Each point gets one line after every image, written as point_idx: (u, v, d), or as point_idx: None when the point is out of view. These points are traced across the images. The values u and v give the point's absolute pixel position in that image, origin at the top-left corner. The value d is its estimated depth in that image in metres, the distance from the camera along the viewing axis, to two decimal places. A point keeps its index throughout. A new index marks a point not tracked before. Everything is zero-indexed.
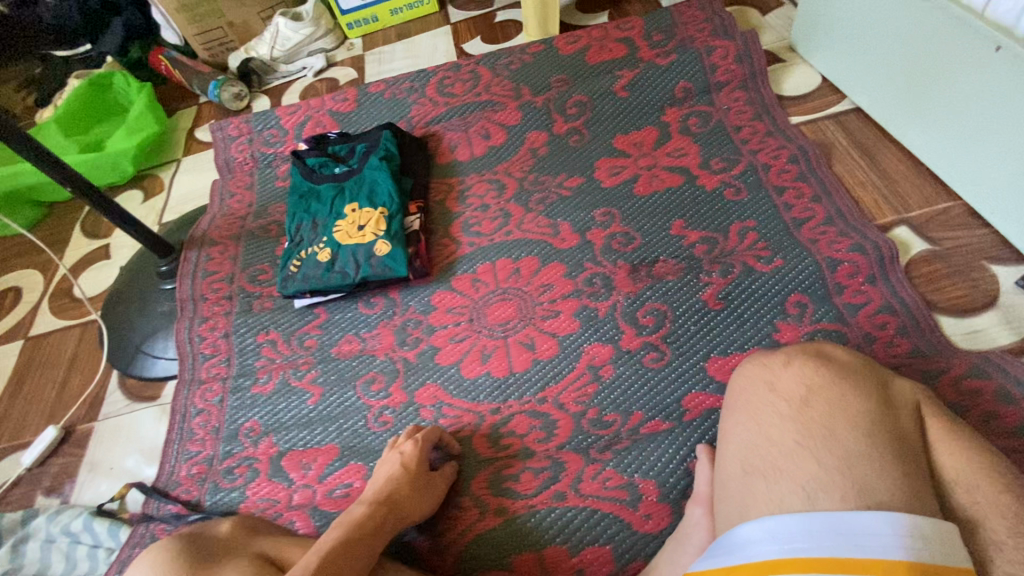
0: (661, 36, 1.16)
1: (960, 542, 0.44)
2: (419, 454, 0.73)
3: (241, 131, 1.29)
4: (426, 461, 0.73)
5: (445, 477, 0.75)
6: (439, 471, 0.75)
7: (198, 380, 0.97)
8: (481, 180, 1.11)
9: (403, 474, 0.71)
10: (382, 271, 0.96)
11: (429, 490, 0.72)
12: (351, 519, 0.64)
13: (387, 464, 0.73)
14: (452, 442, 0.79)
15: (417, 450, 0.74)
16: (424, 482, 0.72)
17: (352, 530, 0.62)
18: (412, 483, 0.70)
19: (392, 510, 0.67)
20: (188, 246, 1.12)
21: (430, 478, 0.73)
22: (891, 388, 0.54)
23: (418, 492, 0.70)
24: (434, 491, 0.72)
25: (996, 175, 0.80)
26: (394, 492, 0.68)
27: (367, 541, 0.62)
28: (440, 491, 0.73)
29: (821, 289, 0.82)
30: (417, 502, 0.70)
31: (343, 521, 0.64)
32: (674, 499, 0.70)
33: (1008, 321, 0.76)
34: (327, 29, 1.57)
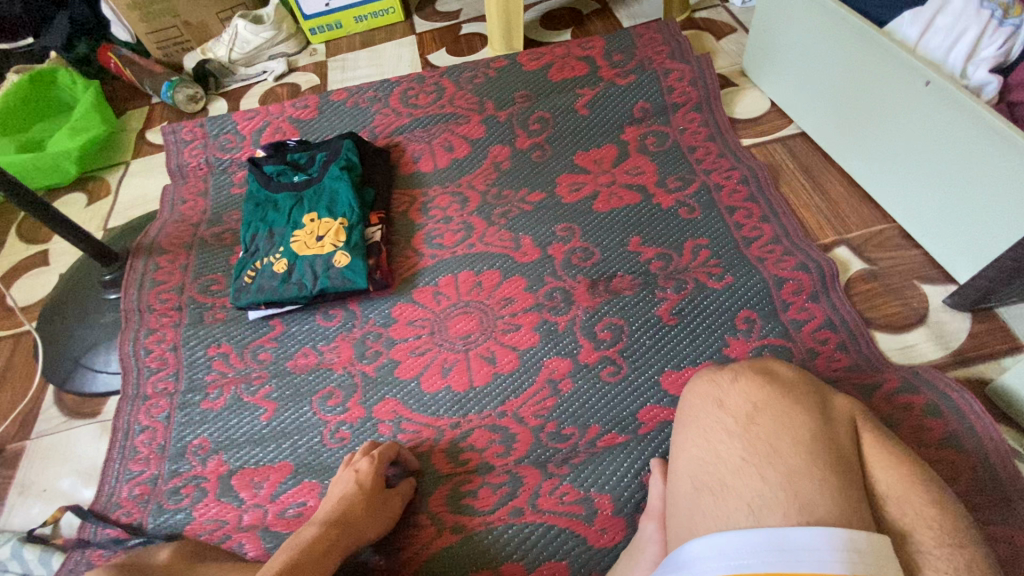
0: (621, 56, 1.20)
1: (892, 553, 0.46)
2: (375, 472, 0.72)
3: (195, 135, 1.25)
4: (383, 480, 0.72)
5: (403, 495, 0.74)
6: (398, 489, 0.74)
7: (142, 396, 0.93)
8: (444, 192, 1.11)
9: (359, 493, 0.69)
10: (341, 282, 0.94)
11: (385, 509, 0.71)
12: (301, 542, 0.62)
13: (342, 483, 0.72)
14: (412, 459, 0.78)
15: (373, 468, 0.72)
16: (379, 501, 0.70)
17: (300, 555, 0.60)
18: (367, 502, 0.69)
19: (345, 531, 0.65)
20: (135, 255, 1.07)
21: (387, 497, 0.71)
22: (830, 404, 0.57)
23: (373, 512, 0.69)
24: (390, 509, 0.71)
25: (929, 199, 0.85)
26: (347, 513, 0.67)
27: (316, 566, 0.60)
28: (397, 509, 0.72)
29: (768, 306, 0.86)
30: (372, 521, 0.69)
31: (292, 545, 0.62)
32: (629, 512, 0.71)
33: (935, 337, 0.81)
34: (289, 34, 1.55)
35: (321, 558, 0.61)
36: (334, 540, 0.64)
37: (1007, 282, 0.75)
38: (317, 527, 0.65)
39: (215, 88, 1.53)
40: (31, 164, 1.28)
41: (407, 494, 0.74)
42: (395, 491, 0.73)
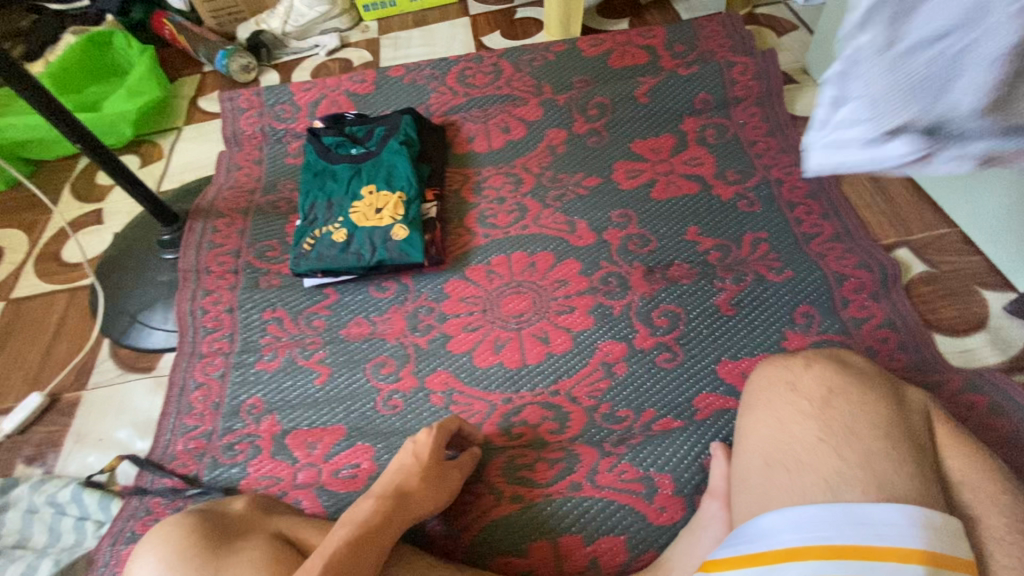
0: (683, 46, 1.19)
1: (964, 536, 0.47)
2: (433, 445, 0.71)
3: (252, 104, 1.26)
4: (441, 451, 0.72)
5: (463, 465, 0.74)
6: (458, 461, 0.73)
7: (198, 354, 0.95)
8: (499, 173, 1.12)
9: (417, 466, 0.69)
10: (398, 254, 0.95)
11: (444, 482, 0.71)
12: (361, 515, 0.62)
13: (409, 451, 0.71)
14: (473, 430, 0.79)
15: (431, 440, 0.72)
16: (437, 473, 0.70)
17: (361, 528, 0.60)
18: (425, 473, 0.69)
19: (404, 502, 0.66)
20: (193, 217, 1.08)
21: (444, 470, 0.71)
22: (903, 393, 0.57)
23: (431, 484, 0.69)
24: (449, 483, 0.71)
25: (994, 206, 0.85)
26: (404, 483, 0.68)
27: (376, 544, 0.60)
28: (457, 482, 0.72)
29: (828, 301, 0.86)
30: (430, 493, 0.69)
31: (352, 519, 0.61)
32: (688, 494, 0.71)
33: (996, 343, 0.81)
34: (343, 10, 1.56)
35: (381, 533, 0.61)
36: (394, 511, 0.64)
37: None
38: (375, 498, 0.65)
39: (268, 59, 1.55)
40: (89, 123, 1.30)
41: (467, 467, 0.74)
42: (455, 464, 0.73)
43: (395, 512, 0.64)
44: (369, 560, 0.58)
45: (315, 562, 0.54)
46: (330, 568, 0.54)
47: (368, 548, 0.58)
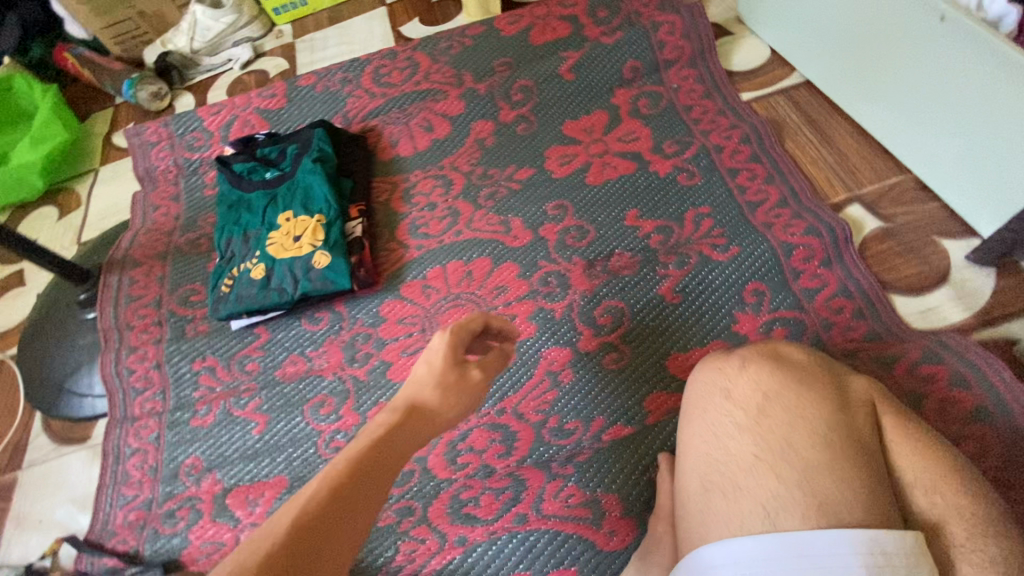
0: (606, 11, 1.09)
1: (923, 552, 0.43)
2: (447, 347, 0.55)
3: (160, 136, 1.18)
4: (460, 355, 0.56)
5: (486, 369, 0.56)
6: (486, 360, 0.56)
7: (130, 418, 0.90)
8: (427, 176, 1.05)
9: (430, 378, 0.54)
10: (323, 284, 0.89)
11: (466, 388, 0.54)
12: (361, 442, 0.48)
13: (422, 363, 0.55)
14: (508, 325, 0.61)
15: (449, 346, 0.55)
16: (457, 378, 0.54)
17: (352, 462, 0.46)
18: (441, 384, 0.53)
19: (414, 422, 0.51)
20: (108, 271, 1.02)
21: (464, 371, 0.54)
22: (846, 386, 0.52)
23: (447, 394, 0.53)
24: (472, 390, 0.54)
25: (948, 148, 0.78)
26: (414, 395, 0.53)
27: (371, 482, 0.46)
28: (483, 387, 0.55)
29: (778, 275, 0.80)
30: (447, 404, 0.53)
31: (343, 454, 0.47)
32: (638, 512, 0.67)
33: (959, 297, 0.75)
34: (251, 16, 1.45)
35: (378, 466, 0.47)
36: (398, 433, 0.50)
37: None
38: (383, 415, 0.51)
39: (180, 82, 1.45)
40: None
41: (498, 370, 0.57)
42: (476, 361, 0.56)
43: (401, 436, 0.50)
44: (357, 507, 0.44)
45: (285, 512, 0.42)
46: (297, 524, 0.41)
47: (358, 488, 0.45)
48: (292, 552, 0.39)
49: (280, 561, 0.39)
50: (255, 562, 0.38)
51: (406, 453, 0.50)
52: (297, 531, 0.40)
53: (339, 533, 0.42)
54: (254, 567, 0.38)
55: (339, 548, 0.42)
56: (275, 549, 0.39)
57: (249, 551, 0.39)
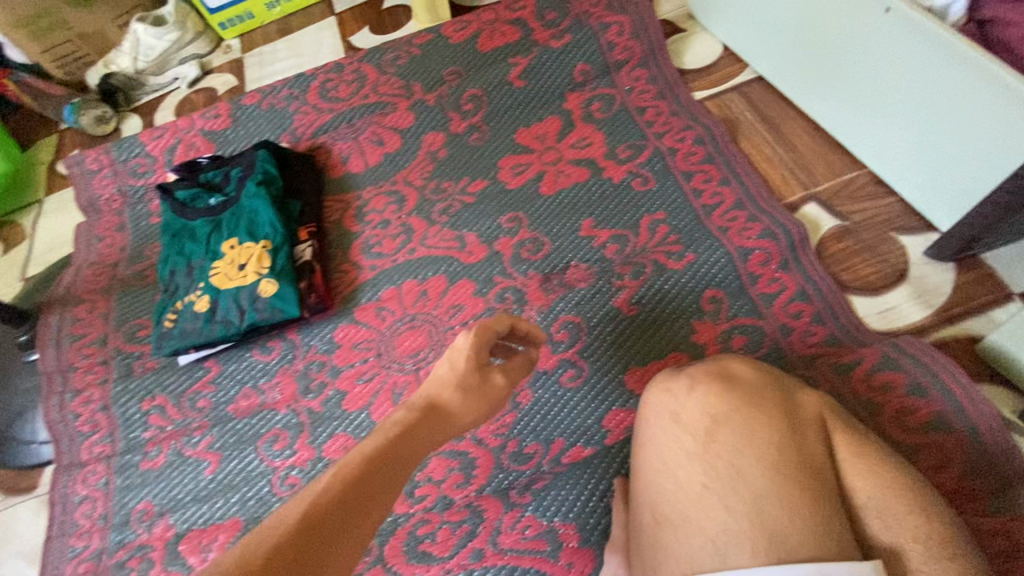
0: (555, 13, 1.07)
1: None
2: (473, 350, 0.55)
3: (101, 164, 1.13)
4: (485, 358, 0.56)
5: (509, 375, 0.57)
6: (507, 364, 0.57)
7: (78, 464, 0.86)
8: (379, 193, 1.01)
9: (451, 378, 0.54)
10: (271, 313, 0.86)
11: (485, 392, 0.55)
12: (379, 439, 0.48)
13: (445, 362, 0.56)
14: (533, 329, 0.61)
15: (472, 345, 0.55)
16: (477, 381, 0.54)
17: (371, 454, 0.47)
18: (461, 385, 0.54)
19: (429, 423, 0.51)
20: (49, 310, 0.98)
21: (487, 376, 0.55)
22: (797, 403, 0.50)
23: (467, 396, 0.54)
24: (490, 393, 0.55)
25: (901, 141, 0.77)
26: (433, 394, 0.53)
27: (384, 481, 0.46)
28: (502, 393, 0.56)
29: (735, 281, 0.78)
30: (465, 406, 0.53)
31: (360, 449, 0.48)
32: (596, 541, 0.65)
33: (917, 295, 0.74)
34: (196, 32, 1.40)
35: (392, 465, 0.47)
36: (414, 433, 0.50)
37: (1009, 216, 0.66)
38: (401, 413, 0.52)
39: (127, 103, 1.40)
40: None
41: (518, 377, 0.58)
42: (496, 367, 0.56)
43: (416, 436, 0.50)
44: (368, 505, 0.44)
45: (299, 504, 0.42)
46: (309, 517, 0.41)
47: (371, 485, 0.45)
48: (302, 544, 0.39)
49: (289, 551, 0.38)
50: (265, 551, 0.38)
51: (419, 454, 0.50)
52: (309, 524, 0.41)
53: (350, 527, 0.42)
54: (263, 558, 0.38)
55: (350, 544, 0.41)
56: (285, 541, 0.39)
57: (261, 539, 0.39)
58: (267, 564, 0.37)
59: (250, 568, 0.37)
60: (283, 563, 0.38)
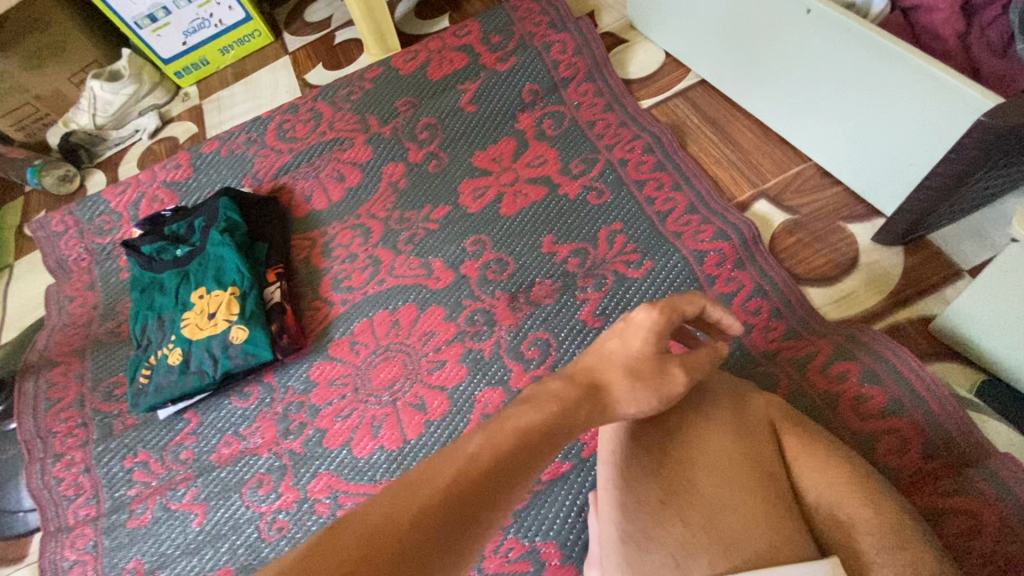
0: (500, 37, 1.10)
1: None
2: (657, 333, 0.48)
3: (67, 225, 1.14)
4: (665, 346, 0.49)
5: (691, 369, 0.49)
6: (690, 357, 0.49)
7: (65, 529, 0.86)
8: (345, 227, 1.03)
9: (623, 357, 0.48)
10: (244, 359, 0.87)
11: (660, 385, 0.47)
12: (543, 406, 0.45)
13: (619, 338, 0.50)
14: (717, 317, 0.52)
15: (654, 327, 0.49)
16: (654, 370, 0.47)
17: (529, 425, 0.43)
18: (635, 369, 0.47)
19: (591, 402, 0.46)
20: (24, 377, 0.98)
21: (666, 367, 0.47)
22: (747, 408, 0.52)
23: (639, 383, 0.47)
24: (666, 385, 0.47)
25: (839, 133, 0.78)
26: (601, 373, 0.47)
27: (542, 453, 0.43)
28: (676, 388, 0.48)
29: (693, 284, 0.80)
30: (634, 393, 0.47)
31: (516, 415, 0.44)
32: (578, 556, 0.66)
33: (869, 281, 0.76)
34: (153, 83, 1.42)
35: (550, 442, 0.43)
36: (576, 409, 0.45)
37: (944, 200, 0.68)
38: (563, 382, 0.47)
39: (90, 159, 1.40)
40: None
41: (699, 370, 0.49)
42: (678, 357, 0.48)
43: (575, 417, 0.45)
44: (518, 481, 0.41)
45: (452, 458, 0.40)
46: (462, 482, 0.38)
47: (525, 462, 0.41)
48: (451, 508, 0.37)
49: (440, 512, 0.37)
50: (416, 508, 0.36)
51: (580, 430, 0.46)
52: (463, 489, 0.38)
53: (497, 501, 0.39)
54: (419, 509, 0.36)
55: (494, 517, 0.39)
56: (436, 503, 0.37)
57: (412, 490, 0.37)
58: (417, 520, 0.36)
59: (403, 523, 0.35)
60: (434, 524, 0.36)
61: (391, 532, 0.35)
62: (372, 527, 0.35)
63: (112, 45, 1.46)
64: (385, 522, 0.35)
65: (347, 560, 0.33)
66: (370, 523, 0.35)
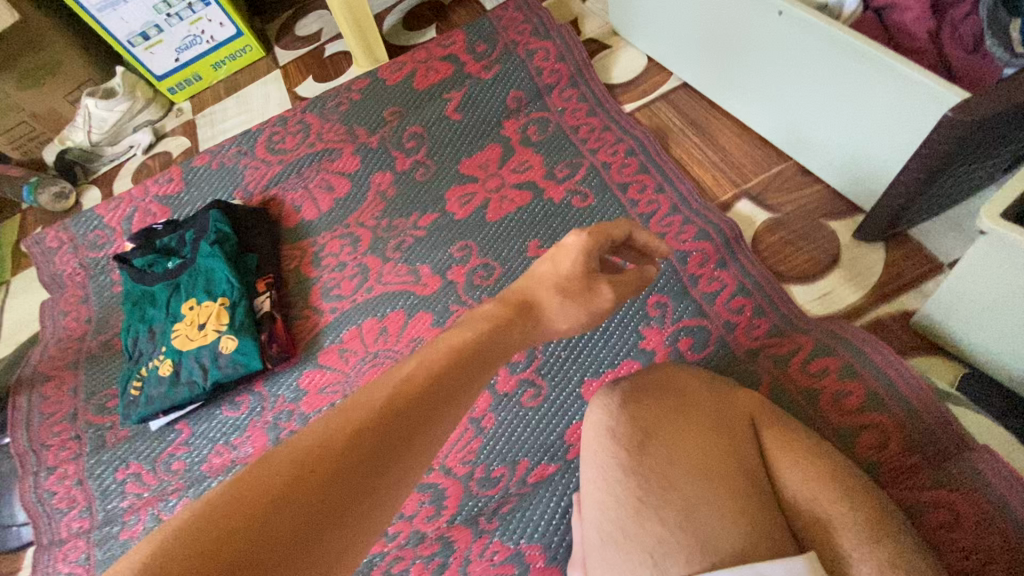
0: (484, 46, 1.12)
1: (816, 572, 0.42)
2: (584, 251, 0.52)
3: (61, 240, 1.15)
4: (593, 265, 0.53)
5: (618, 288, 0.53)
6: (620, 278, 0.53)
7: (58, 542, 0.86)
8: (334, 236, 1.04)
9: (553, 275, 0.52)
10: (233, 369, 0.87)
11: (588, 302, 0.52)
12: (473, 327, 0.49)
13: (550, 261, 0.53)
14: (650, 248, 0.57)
15: (583, 248, 0.52)
16: (583, 288, 0.52)
17: (460, 345, 0.47)
18: (564, 288, 0.52)
19: (523, 321, 0.51)
20: (18, 391, 0.99)
21: (594, 285, 0.52)
22: (725, 404, 0.53)
23: (568, 300, 0.51)
24: (596, 303, 0.52)
25: (816, 132, 0.79)
26: (531, 294, 0.52)
27: (475, 371, 0.47)
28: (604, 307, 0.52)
29: (677, 284, 0.80)
30: (564, 308, 0.52)
31: (451, 338, 0.48)
32: (563, 558, 0.66)
33: (850, 278, 0.77)
34: (147, 99, 1.44)
35: (482, 361, 0.47)
36: (507, 329, 0.49)
37: (921, 195, 0.68)
38: (496, 304, 0.51)
39: (86, 176, 1.42)
40: None
41: (627, 291, 0.54)
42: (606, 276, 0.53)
43: (507, 335, 0.49)
44: (453, 394, 0.45)
45: (387, 381, 0.44)
46: (398, 399, 0.42)
47: (460, 375, 0.46)
48: (389, 422, 0.41)
49: (378, 428, 0.40)
50: (351, 428, 0.40)
51: (511, 349, 0.50)
52: (399, 404, 0.42)
53: (428, 419, 0.43)
54: (353, 429, 0.40)
55: (432, 433, 0.43)
56: (370, 422, 0.40)
57: (347, 413, 0.41)
58: (357, 435, 0.40)
59: (337, 444, 0.39)
60: (368, 442, 0.40)
61: (323, 450, 0.38)
62: (313, 445, 0.39)
63: (109, 66, 1.49)
64: (317, 442, 0.39)
65: (279, 477, 0.36)
66: (310, 441, 0.39)
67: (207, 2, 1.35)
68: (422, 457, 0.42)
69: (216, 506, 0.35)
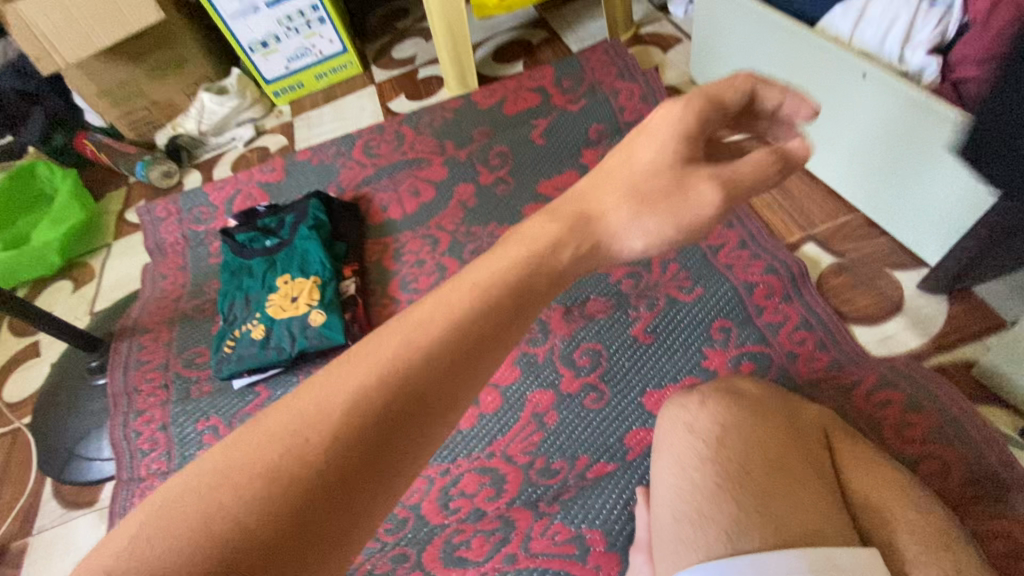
0: (571, 82, 1.22)
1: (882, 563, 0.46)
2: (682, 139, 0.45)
3: (169, 212, 1.27)
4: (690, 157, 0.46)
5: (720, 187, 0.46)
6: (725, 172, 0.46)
7: (137, 479, 0.93)
8: (415, 236, 1.13)
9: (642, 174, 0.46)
10: (319, 340, 0.95)
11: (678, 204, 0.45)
12: (497, 274, 0.43)
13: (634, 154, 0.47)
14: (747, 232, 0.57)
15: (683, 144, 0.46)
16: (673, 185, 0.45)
17: (478, 298, 0.41)
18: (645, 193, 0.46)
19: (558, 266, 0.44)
20: (118, 338, 1.09)
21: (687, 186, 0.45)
22: (799, 415, 0.58)
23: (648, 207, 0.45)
24: (685, 204, 0.45)
25: (885, 188, 0.86)
26: (595, 203, 0.47)
27: (498, 326, 0.41)
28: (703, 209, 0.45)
29: (741, 312, 0.86)
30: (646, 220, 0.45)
31: (473, 284, 0.42)
32: (622, 545, 0.70)
33: (912, 325, 0.81)
34: (254, 99, 1.59)
35: (507, 314, 0.42)
36: (537, 277, 0.44)
37: (987, 252, 0.73)
38: (529, 246, 0.45)
39: (189, 160, 1.56)
40: (16, 259, 1.30)
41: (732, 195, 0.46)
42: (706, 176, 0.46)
43: (536, 285, 0.43)
44: (481, 335, 0.40)
45: (395, 338, 0.40)
46: (404, 359, 0.38)
47: (478, 333, 0.40)
48: (388, 401, 0.37)
49: (385, 391, 0.37)
50: (351, 395, 0.37)
51: (542, 300, 0.44)
52: (403, 365, 0.38)
53: (441, 382, 0.38)
54: (353, 396, 0.37)
55: (447, 397, 0.39)
56: (374, 387, 0.37)
57: (349, 375, 0.38)
58: (362, 399, 0.37)
59: (335, 413, 0.36)
60: (370, 411, 0.36)
61: (321, 419, 0.36)
62: (311, 414, 0.36)
63: (224, 66, 1.65)
64: (316, 409, 0.36)
65: (273, 450, 0.35)
66: (300, 417, 0.36)
67: (323, 21, 1.51)
68: (449, 411, 0.39)
69: (212, 482, 0.34)
